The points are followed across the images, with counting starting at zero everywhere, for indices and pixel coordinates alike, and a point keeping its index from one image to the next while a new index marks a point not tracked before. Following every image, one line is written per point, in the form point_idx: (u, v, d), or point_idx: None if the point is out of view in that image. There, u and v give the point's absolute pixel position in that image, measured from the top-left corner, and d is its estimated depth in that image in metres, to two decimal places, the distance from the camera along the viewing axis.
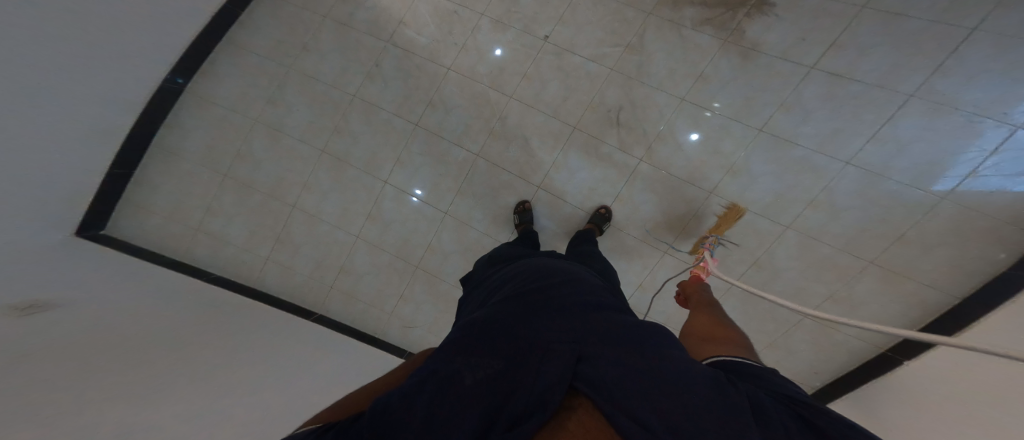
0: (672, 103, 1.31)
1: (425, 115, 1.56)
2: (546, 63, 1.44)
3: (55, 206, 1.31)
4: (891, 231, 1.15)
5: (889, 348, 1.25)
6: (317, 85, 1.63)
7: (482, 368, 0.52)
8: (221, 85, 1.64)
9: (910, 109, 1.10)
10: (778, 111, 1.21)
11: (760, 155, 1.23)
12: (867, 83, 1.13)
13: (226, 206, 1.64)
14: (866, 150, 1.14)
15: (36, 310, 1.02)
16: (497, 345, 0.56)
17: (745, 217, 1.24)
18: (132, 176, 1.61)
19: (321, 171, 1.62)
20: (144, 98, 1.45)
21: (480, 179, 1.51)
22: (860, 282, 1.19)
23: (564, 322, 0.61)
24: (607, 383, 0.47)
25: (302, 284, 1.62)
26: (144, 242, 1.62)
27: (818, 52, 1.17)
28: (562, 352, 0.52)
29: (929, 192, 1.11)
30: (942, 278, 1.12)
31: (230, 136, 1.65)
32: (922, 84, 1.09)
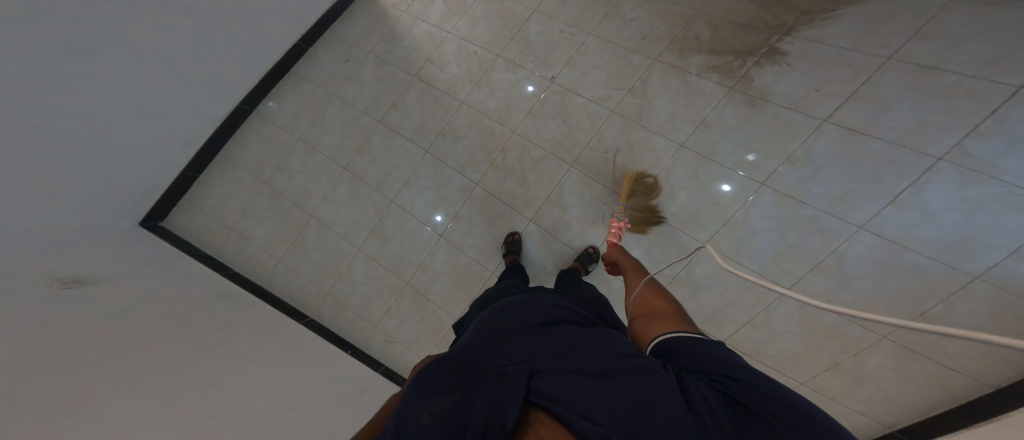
0: (671, 148, 1.29)
1: (435, 143, 1.66)
2: (551, 102, 1.48)
3: (124, 200, 1.58)
4: (912, 307, 1.04)
5: (898, 430, 1.08)
6: (352, 110, 1.82)
7: (433, 404, 0.43)
8: (279, 106, 1.89)
9: (938, 173, 1.02)
10: (783, 164, 1.16)
11: (761, 209, 1.18)
12: (887, 141, 1.07)
13: (258, 209, 1.84)
14: (884, 214, 1.06)
15: (76, 285, 1.22)
16: (448, 372, 0.48)
17: (742, 273, 1.19)
18: (196, 178, 1.87)
19: (340, 186, 1.77)
20: (222, 116, 1.78)
21: (477, 207, 1.56)
22: (869, 357, 1.10)
23: (521, 340, 0.53)
24: (565, 393, 0.41)
25: (306, 288, 1.74)
26: (191, 236, 1.85)
27: (834, 105, 1.13)
28: (516, 372, 0.46)
29: (961, 267, 0.99)
30: (972, 364, 1.01)
31: (275, 149, 1.86)
32: (954, 147, 1.01)
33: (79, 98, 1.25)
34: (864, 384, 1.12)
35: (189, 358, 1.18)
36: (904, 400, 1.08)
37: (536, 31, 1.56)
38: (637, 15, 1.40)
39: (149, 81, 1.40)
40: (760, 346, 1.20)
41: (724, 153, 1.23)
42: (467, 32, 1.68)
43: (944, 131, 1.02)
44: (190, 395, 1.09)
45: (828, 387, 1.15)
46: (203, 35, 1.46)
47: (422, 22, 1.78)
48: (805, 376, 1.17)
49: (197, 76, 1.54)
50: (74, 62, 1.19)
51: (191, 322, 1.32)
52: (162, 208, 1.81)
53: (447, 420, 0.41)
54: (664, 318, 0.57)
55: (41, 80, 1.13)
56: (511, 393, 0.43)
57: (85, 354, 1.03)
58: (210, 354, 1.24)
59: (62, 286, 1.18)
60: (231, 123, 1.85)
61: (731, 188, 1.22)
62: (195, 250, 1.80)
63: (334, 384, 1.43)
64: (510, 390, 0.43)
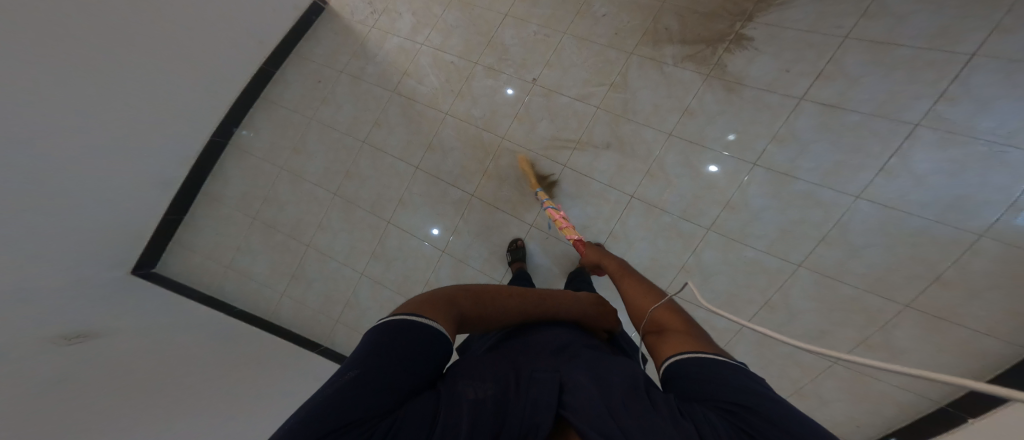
0: (660, 138, 1.32)
1: (424, 159, 1.65)
2: (535, 104, 1.49)
3: (113, 251, 1.55)
4: (926, 270, 1.09)
5: (949, 403, 1.14)
6: (333, 133, 1.79)
7: (479, 385, 0.46)
8: (256, 138, 1.85)
9: (920, 138, 1.08)
10: (771, 143, 1.21)
11: (757, 189, 1.22)
12: (864, 113, 1.13)
13: (252, 246, 1.80)
14: (877, 182, 1.12)
15: (82, 340, 1.20)
16: (489, 366, 0.51)
17: (751, 255, 1.24)
18: (180, 221, 1.82)
19: (332, 214, 1.75)
20: (196, 153, 1.73)
21: (476, 217, 1.56)
22: (897, 329, 1.13)
23: (554, 353, 0.56)
24: (594, 408, 0.43)
25: (313, 318, 1.72)
26: (185, 279, 1.81)
27: (806, 83, 1.18)
28: (546, 380, 0.48)
29: (965, 226, 1.05)
30: (1002, 325, 1.03)
31: (260, 183, 1.82)
32: (928, 112, 1.08)
33: (65, 154, 1.23)
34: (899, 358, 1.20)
35: (213, 392, 1.19)
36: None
37: (509, 35, 1.56)
38: (607, 11, 1.42)
39: (128, 124, 1.38)
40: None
41: (714, 138, 1.27)
42: (441, 42, 1.67)
43: (916, 98, 1.09)
44: (227, 422, 1.10)
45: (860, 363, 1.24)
46: (166, 68, 1.42)
47: (392, 36, 1.75)
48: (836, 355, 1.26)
49: (170, 112, 1.51)
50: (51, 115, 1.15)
51: (204, 363, 1.30)
52: (153, 255, 1.77)
53: (487, 403, 0.43)
54: (673, 336, 0.55)
55: (22, 138, 1.10)
56: (545, 399, 0.45)
57: (118, 401, 1.03)
58: (234, 389, 1.24)
59: (67, 344, 1.16)
60: (207, 160, 1.79)
61: (717, 167, 1.26)
62: (195, 293, 1.77)
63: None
64: (541, 398, 0.45)
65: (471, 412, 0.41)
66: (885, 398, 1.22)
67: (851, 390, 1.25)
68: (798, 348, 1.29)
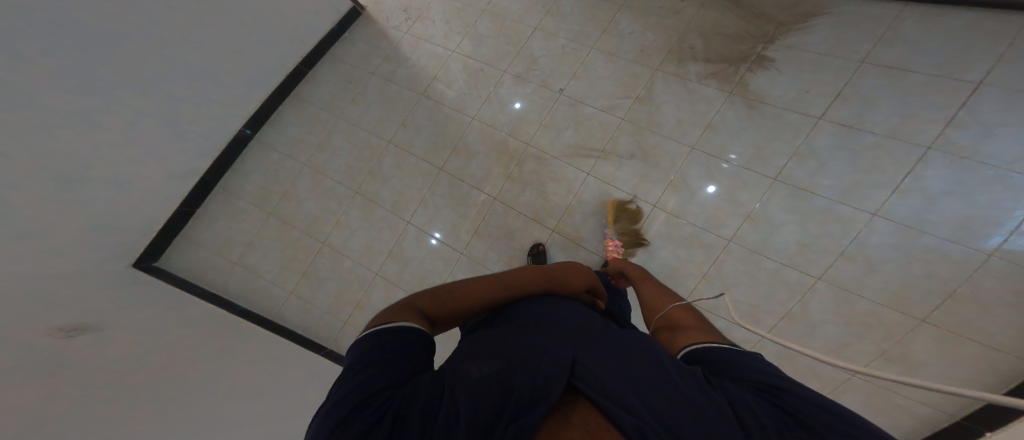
0: (682, 151, 1.38)
1: (449, 160, 1.70)
2: (561, 113, 1.56)
3: (129, 240, 1.53)
4: (940, 288, 1.13)
5: (965, 417, 1.17)
6: (360, 132, 1.84)
7: (488, 363, 0.50)
8: (283, 133, 1.89)
9: (931, 160, 1.15)
10: (791, 160, 1.27)
11: (777, 203, 1.28)
12: (879, 133, 1.20)
13: (266, 241, 1.80)
14: (893, 201, 1.18)
15: (79, 332, 1.14)
16: (495, 346, 0.55)
17: (772, 267, 1.28)
18: (193, 213, 1.81)
19: (353, 211, 1.78)
20: (220, 145, 1.76)
21: (497, 221, 1.61)
22: (914, 343, 1.15)
23: (556, 329, 0.60)
24: (603, 382, 0.47)
25: (323, 319, 1.72)
26: (189, 273, 1.77)
27: (825, 103, 1.25)
28: (557, 356, 0.51)
29: (976, 246, 1.10)
30: (1015, 342, 1.06)
31: (281, 178, 1.85)
32: (939, 136, 1.15)
33: (95, 136, 1.26)
34: (913, 371, 1.23)
35: (216, 401, 1.17)
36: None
37: (538, 47, 1.64)
38: (633, 29, 1.50)
39: (153, 115, 1.40)
40: (801, 338, 1.33)
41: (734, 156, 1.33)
42: (471, 50, 1.75)
43: (928, 122, 1.16)
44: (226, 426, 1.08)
45: (879, 377, 1.27)
46: (193, 64, 1.46)
47: (424, 42, 1.83)
48: (854, 368, 1.30)
49: (194, 107, 1.53)
50: (75, 96, 1.16)
51: (206, 363, 1.28)
52: (156, 249, 1.71)
53: (498, 378, 0.47)
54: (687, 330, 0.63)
55: (53, 113, 1.12)
56: (553, 372, 0.48)
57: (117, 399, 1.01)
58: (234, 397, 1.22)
59: (62, 336, 1.09)
60: (230, 155, 1.82)
61: (714, 188, 1.35)
62: (197, 289, 1.72)
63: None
64: (553, 372, 0.48)
65: (477, 387, 0.45)
66: (904, 412, 1.25)
67: (869, 404, 1.28)
68: (815, 360, 1.34)
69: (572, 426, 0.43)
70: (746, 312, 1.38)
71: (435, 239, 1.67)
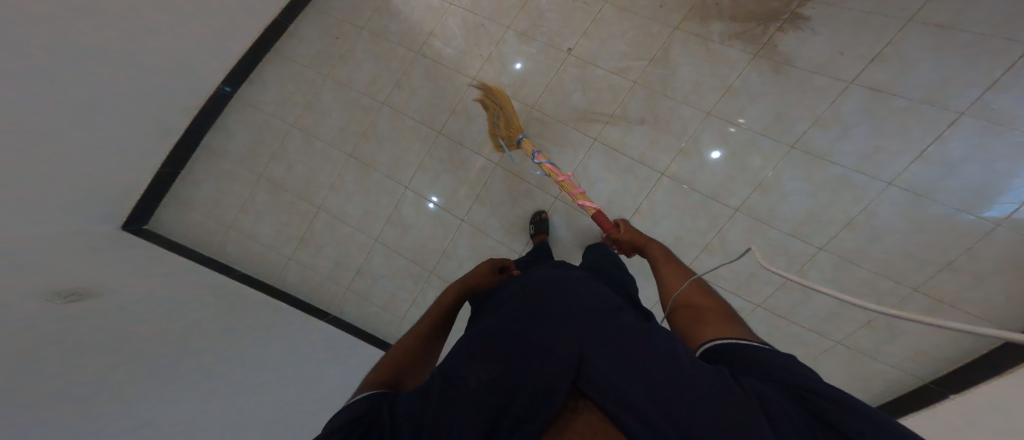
0: (697, 117, 1.32)
1: (447, 123, 1.60)
2: (569, 74, 1.46)
3: (110, 204, 1.42)
4: (940, 257, 1.15)
5: (933, 381, 1.22)
6: (351, 92, 1.70)
7: (490, 371, 0.51)
8: (266, 91, 1.74)
9: (963, 126, 1.10)
10: (812, 126, 1.22)
11: (790, 172, 1.25)
12: (912, 99, 1.14)
13: (258, 204, 1.72)
14: (912, 169, 1.15)
15: (78, 297, 1.09)
16: (500, 350, 0.56)
17: (778, 236, 1.27)
18: (176, 174, 1.69)
19: (347, 175, 1.69)
20: (198, 103, 1.60)
21: (499, 187, 1.55)
22: (903, 310, 1.20)
23: (562, 326, 0.59)
24: (607, 383, 0.46)
25: (323, 284, 1.69)
26: (184, 238, 1.71)
27: (859, 67, 1.18)
28: (561, 355, 0.51)
29: (984, 216, 1.10)
30: (996, 309, 1.12)
31: (269, 138, 1.73)
32: (977, 100, 1.09)
33: (67, 96, 1.11)
34: (896, 338, 1.27)
35: (223, 366, 1.13)
36: (934, 350, 1.23)
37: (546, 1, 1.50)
38: None
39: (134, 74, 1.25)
40: (794, 307, 1.34)
41: (746, 120, 1.28)
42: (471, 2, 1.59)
43: (966, 86, 1.09)
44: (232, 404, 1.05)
45: (862, 344, 1.30)
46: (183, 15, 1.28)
47: None
48: (840, 335, 1.31)
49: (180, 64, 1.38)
50: (30, 48, 0.98)
51: (207, 332, 1.22)
52: (143, 211, 1.62)
53: (498, 387, 0.49)
54: (707, 322, 0.57)
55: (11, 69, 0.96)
56: (558, 376, 0.48)
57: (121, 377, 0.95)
58: (243, 364, 1.19)
59: (65, 301, 1.05)
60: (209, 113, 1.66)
61: (720, 153, 1.31)
62: (192, 253, 1.67)
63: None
64: (556, 374, 0.48)
65: (475, 399, 0.47)
66: (878, 376, 1.29)
67: (845, 370, 1.32)
68: (805, 329, 1.34)
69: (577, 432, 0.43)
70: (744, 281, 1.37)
71: (433, 203, 1.61)
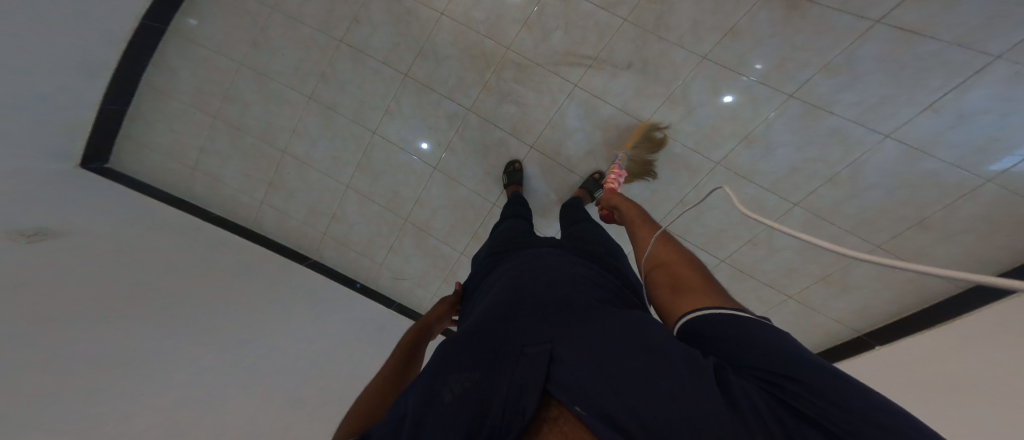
0: (690, 61, 1.17)
1: (415, 66, 1.40)
2: (551, 9, 1.24)
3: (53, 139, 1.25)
4: (914, 214, 1.10)
5: (867, 333, 1.22)
6: (303, 28, 1.43)
7: (454, 380, 0.42)
8: (205, 23, 1.45)
9: (992, 73, 0.97)
10: (818, 73, 1.08)
11: (783, 123, 1.14)
12: (943, 41, 0.98)
13: (219, 147, 1.54)
14: (918, 120, 1.04)
15: (43, 237, 0.98)
16: (463, 347, 0.47)
17: (751, 191, 1.21)
18: (126, 111, 1.48)
19: (309, 118, 1.50)
20: (127, 34, 1.32)
21: (472, 134, 1.40)
22: (856, 267, 1.20)
23: (539, 317, 0.51)
24: (578, 378, 0.38)
25: (300, 230, 1.58)
26: (149, 178, 1.53)
27: (892, 3, 0.99)
28: (533, 353, 0.43)
29: (977, 172, 1.03)
30: (949, 268, 1.11)
31: (216, 77, 1.49)
32: (1017, 44, 0.94)
33: None
34: (846, 292, 1.24)
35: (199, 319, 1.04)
36: (879, 305, 1.21)
37: None
38: None
39: None
40: (756, 262, 1.28)
41: (762, 67, 1.12)
42: None
43: (1012, 26, 0.93)
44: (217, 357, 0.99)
45: (812, 298, 1.27)
46: None
47: None
48: (792, 289, 1.28)
49: None
50: None
51: (182, 285, 1.10)
52: (101, 146, 1.44)
53: (463, 399, 0.40)
54: (688, 291, 0.48)
55: None
56: (529, 375, 0.40)
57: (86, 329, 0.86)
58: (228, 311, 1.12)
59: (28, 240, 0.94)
60: (142, 48, 1.39)
61: (733, 98, 1.16)
62: (160, 194, 1.50)
63: (354, 323, 1.39)
64: (525, 374, 0.40)
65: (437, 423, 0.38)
66: (820, 330, 1.28)
67: (791, 324, 1.32)
68: (763, 283, 1.30)
69: None
70: (711, 237, 1.30)
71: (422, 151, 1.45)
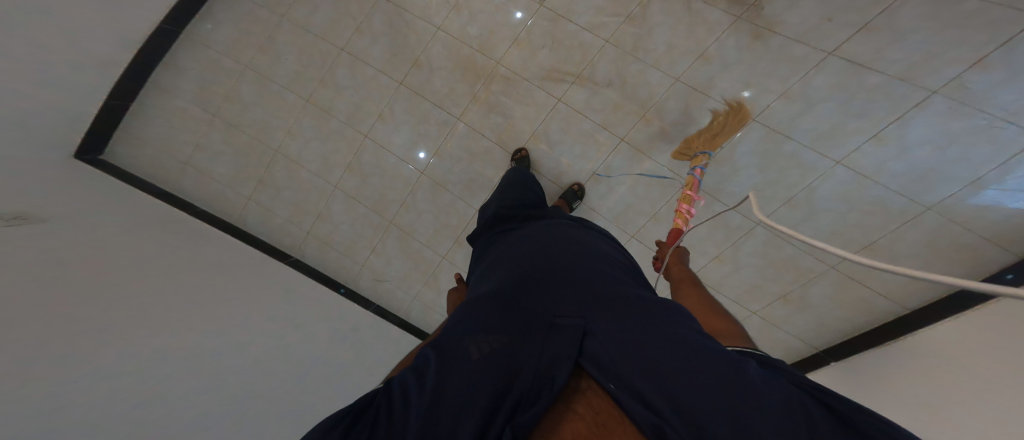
0: (664, 83, 1.23)
1: (409, 75, 1.46)
2: (539, 29, 1.31)
3: (58, 132, 1.31)
4: (863, 237, 1.16)
5: (823, 349, 1.28)
6: (308, 35, 1.51)
7: (491, 339, 0.46)
8: (216, 27, 1.53)
9: (929, 107, 1.03)
10: (778, 99, 1.14)
11: (747, 146, 1.20)
12: (888, 75, 1.04)
13: (214, 144, 1.59)
14: (864, 149, 1.10)
15: (23, 222, 1.00)
16: (500, 312, 0.51)
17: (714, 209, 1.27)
18: (129, 107, 1.54)
19: (305, 120, 1.56)
20: (142, 37, 1.40)
21: (459, 143, 1.46)
22: (815, 286, 1.25)
23: (569, 294, 0.55)
24: (614, 358, 0.42)
25: (285, 227, 1.61)
26: (141, 171, 1.57)
27: (845, 36, 1.06)
28: (568, 329, 0.48)
29: (917, 199, 1.09)
30: (897, 289, 1.17)
31: (220, 78, 1.56)
32: (953, 79, 0.99)
33: None
34: (805, 311, 1.28)
35: (172, 308, 1.06)
36: (836, 324, 1.26)
37: None
38: None
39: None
40: (723, 278, 1.33)
41: (751, 95, 1.16)
42: None
43: (949, 63, 0.99)
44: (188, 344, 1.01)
45: (774, 315, 1.31)
46: None
47: None
48: (756, 306, 1.33)
49: None
50: None
51: (158, 274, 1.12)
52: (97, 137, 1.48)
53: (500, 356, 0.44)
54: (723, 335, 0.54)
55: None
56: (564, 349, 0.45)
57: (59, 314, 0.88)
58: (206, 301, 1.15)
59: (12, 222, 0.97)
60: (154, 49, 1.47)
61: None
62: (148, 187, 1.53)
63: (329, 321, 1.40)
64: (561, 347, 0.45)
65: (476, 370, 0.42)
66: (781, 344, 1.34)
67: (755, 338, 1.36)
68: (730, 299, 1.34)
69: (579, 413, 0.39)
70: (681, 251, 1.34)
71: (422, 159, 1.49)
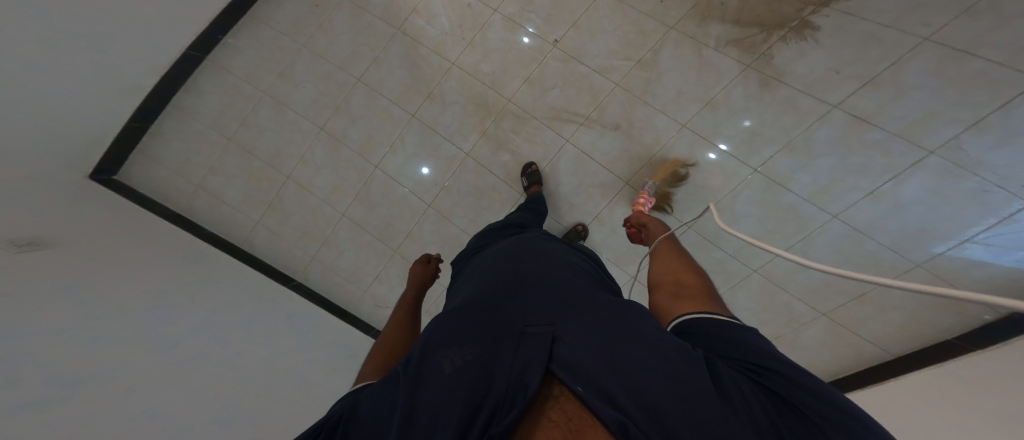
0: (672, 128, 1.20)
1: (422, 108, 1.47)
2: (551, 69, 1.31)
3: (71, 153, 1.35)
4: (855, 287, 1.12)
5: None
6: (326, 65, 1.53)
7: (461, 353, 0.41)
8: (239, 55, 1.56)
9: (925, 167, 0.98)
10: (780, 151, 1.11)
11: (748, 195, 1.16)
12: (887, 131, 1.01)
13: (227, 168, 1.60)
14: (860, 205, 1.06)
15: (34, 248, 1.00)
16: (471, 324, 0.46)
17: (716, 255, 1.23)
18: (147, 129, 1.57)
19: (317, 148, 1.56)
20: (164, 65, 1.44)
21: (466, 178, 1.44)
22: (805, 330, 1.20)
23: (545, 302, 0.50)
24: (585, 361, 0.37)
25: (290, 252, 1.59)
26: (153, 191, 1.59)
27: (851, 89, 1.03)
28: (537, 334, 0.42)
29: (907, 255, 1.04)
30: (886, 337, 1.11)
31: (239, 103, 1.59)
32: (949, 140, 0.95)
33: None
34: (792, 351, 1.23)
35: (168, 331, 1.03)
36: None
37: None
38: None
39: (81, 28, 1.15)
40: None
41: (749, 123, 1.13)
42: None
43: (947, 122, 0.95)
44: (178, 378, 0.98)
45: None
46: None
47: None
48: None
49: (138, 18, 1.25)
50: None
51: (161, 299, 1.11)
52: (113, 158, 1.52)
53: (468, 367, 0.38)
54: (688, 297, 0.49)
55: None
56: (533, 353, 0.39)
57: None
58: (208, 324, 1.12)
59: (19, 249, 0.96)
60: (176, 75, 1.51)
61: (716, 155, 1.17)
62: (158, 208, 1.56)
63: (330, 350, 1.37)
64: (532, 351, 0.39)
65: (445, 387, 0.37)
66: None
67: None
68: None
69: (551, 420, 0.32)
70: None
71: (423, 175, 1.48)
